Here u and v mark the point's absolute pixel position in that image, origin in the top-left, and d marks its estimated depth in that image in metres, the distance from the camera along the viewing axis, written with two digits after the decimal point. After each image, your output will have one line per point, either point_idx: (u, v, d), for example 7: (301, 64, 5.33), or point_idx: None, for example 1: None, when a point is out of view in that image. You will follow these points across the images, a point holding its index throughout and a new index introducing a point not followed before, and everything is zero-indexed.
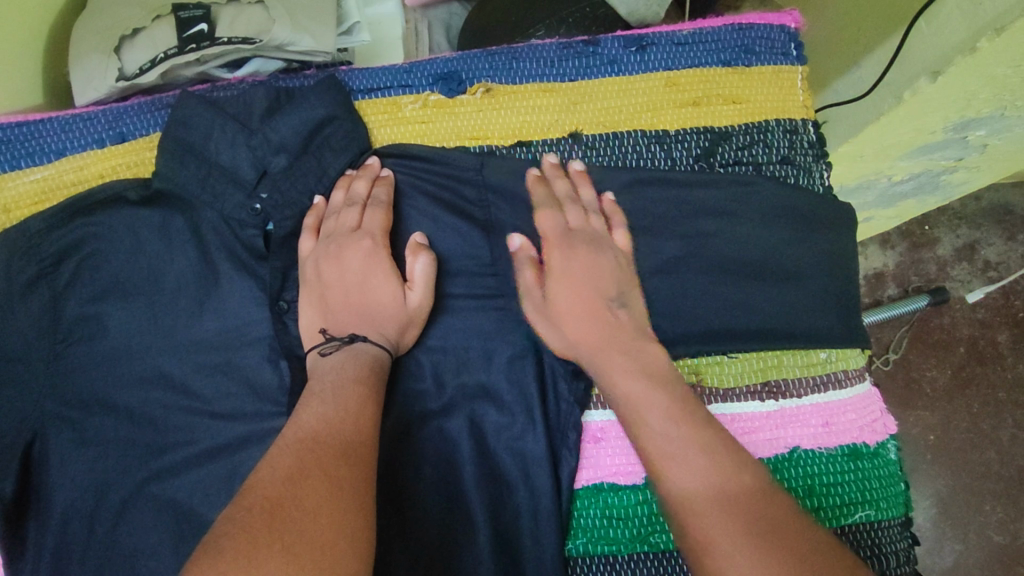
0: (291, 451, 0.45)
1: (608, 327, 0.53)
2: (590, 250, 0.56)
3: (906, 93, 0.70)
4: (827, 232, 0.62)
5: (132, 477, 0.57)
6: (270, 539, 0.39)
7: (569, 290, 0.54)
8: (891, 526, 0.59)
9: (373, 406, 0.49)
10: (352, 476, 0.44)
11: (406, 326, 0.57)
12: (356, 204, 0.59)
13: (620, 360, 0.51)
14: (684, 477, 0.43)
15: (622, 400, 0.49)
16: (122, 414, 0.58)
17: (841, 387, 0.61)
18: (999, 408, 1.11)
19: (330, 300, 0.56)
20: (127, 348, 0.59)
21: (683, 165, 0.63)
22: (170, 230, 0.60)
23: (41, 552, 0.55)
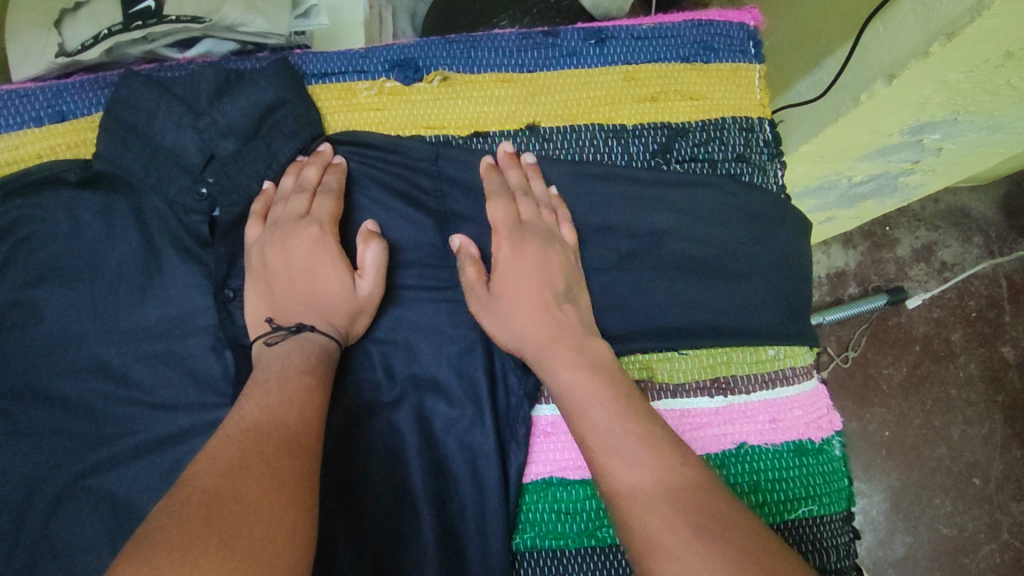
0: (233, 443, 0.43)
1: (559, 322, 0.53)
2: (539, 244, 0.55)
3: (863, 95, 0.71)
4: (781, 230, 0.63)
5: (66, 469, 0.54)
6: (207, 532, 0.37)
7: (519, 280, 0.54)
8: (832, 521, 0.60)
9: (319, 399, 0.49)
10: (295, 470, 0.43)
11: (356, 316, 0.55)
12: (305, 190, 0.57)
13: (568, 354, 0.51)
14: (635, 479, 0.42)
15: (561, 392, 0.49)
16: (57, 404, 0.55)
17: (788, 384, 0.62)
18: (951, 405, 1.14)
19: (276, 288, 0.55)
20: (63, 335, 0.57)
21: (640, 161, 0.63)
22: (112, 213, 0.58)
23: None
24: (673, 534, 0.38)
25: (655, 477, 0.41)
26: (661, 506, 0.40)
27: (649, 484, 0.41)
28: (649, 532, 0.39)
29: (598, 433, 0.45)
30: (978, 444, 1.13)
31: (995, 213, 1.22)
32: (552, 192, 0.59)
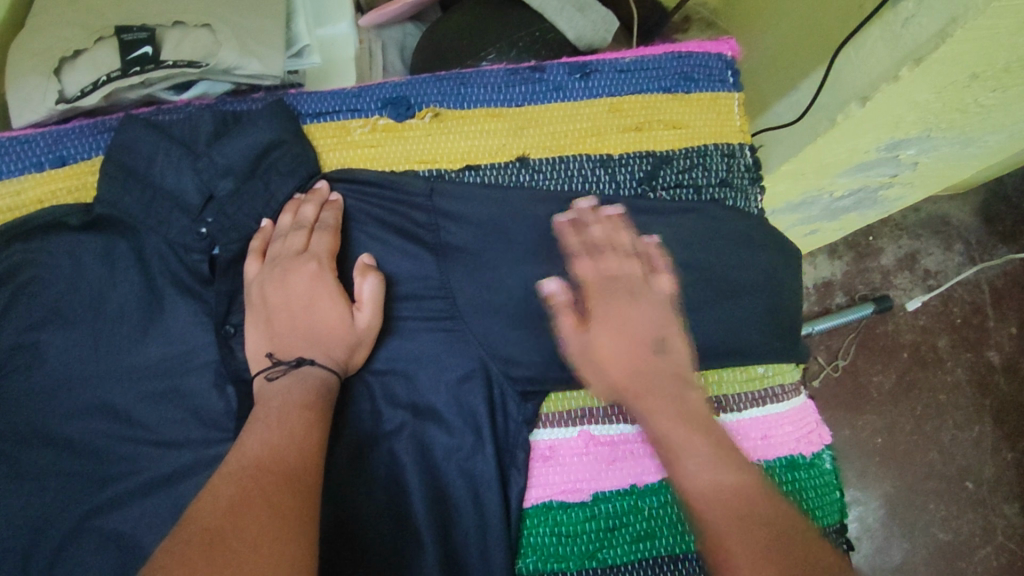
0: (235, 480, 0.44)
1: (631, 360, 0.52)
2: (630, 296, 0.55)
3: (839, 117, 0.74)
4: (764, 251, 0.65)
5: (72, 509, 0.55)
6: (207, 570, 0.39)
7: (616, 338, 0.53)
8: (827, 534, 0.60)
9: (318, 432, 0.50)
10: (295, 507, 0.44)
11: (355, 347, 0.57)
12: (303, 226, 0.59)
13: (669, 404, 0.49)
14: (697, 480, 0.45)
15: (658, 437, 0.49)
16: (60, 446, 0.56)
17: (778, 401, 0.63)
18: (940, 409, 1.16)
19: (278, 324, 0.56)
20: (65, 376, 0.57)
21: (627, 188, 0.65)
22: (113, 255, 0.59)
23: None
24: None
25: (728, 495, 0.44)
26: (717, 508, 0.43)
27: (721, 515, 0.43)
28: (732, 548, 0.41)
29: (686, 467, 0.46)
30: (968, 447, 1.15)
31: (974, 220, 1.25)
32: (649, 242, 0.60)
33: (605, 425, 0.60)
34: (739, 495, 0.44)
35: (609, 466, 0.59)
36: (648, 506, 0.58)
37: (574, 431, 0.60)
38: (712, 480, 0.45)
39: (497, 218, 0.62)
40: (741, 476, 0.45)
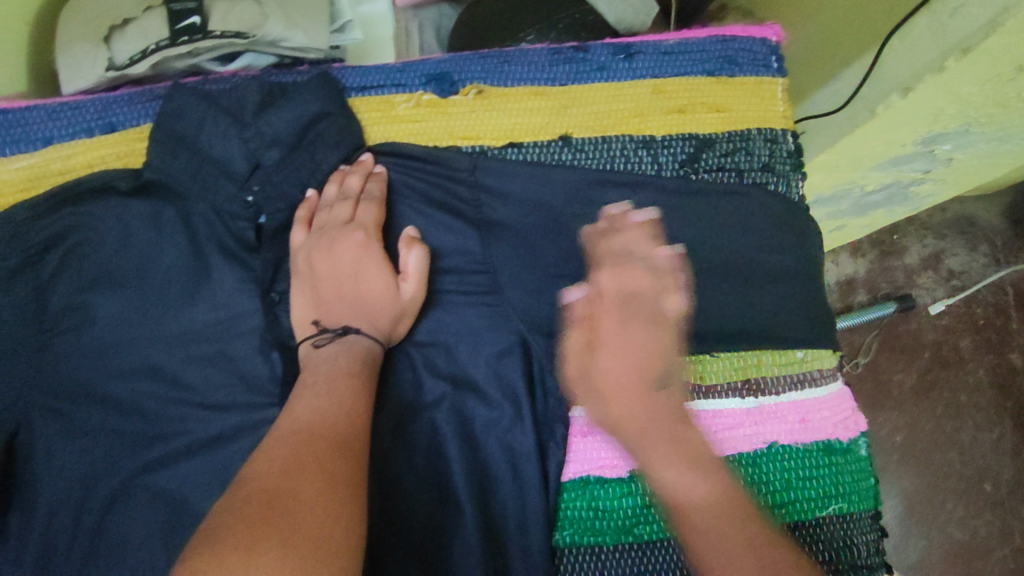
0: (288, 444, 0.45)
1: (652, 410, 0.50)
2: (643, 322, 0.53)
3: (879, 108, 0.74)
4: (802, 238, 0.64)
5: (121, 468, 0.56)
6: (268, 530, 0.39)
7: (623, 364, 0.51)
8: (862, 519, 0.59)
9: (366, 399, 0.50)
10: (348, 472, 0.45)
11: (399, 318, 0.57)
12: (349, 197, 0.60)
13: (670, 454, 0.48)
14: (697, 491, 0.46)
15: (670, 491, 0.47)
16: (108, 405, 0.57)
17: (815, 387, 0.62)
18: (961, 409, 1.16)
19: (326, 292, 0.57)
20: (113, 338, 0.58)
21: (669, 170, 0.65)
22: (160, 220, 0.60)
23: (26, 545, 0.54)
24: None
25: (727, 505, 0.45)
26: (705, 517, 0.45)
27: (717, 525, 0.44)
28: None
29: (674, 475, 0.47)
30: (988, 448, 1.14)
31: (1002, 222, 1.23)
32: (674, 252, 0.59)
33: None
34: (737, 518, 0.45)
35: None
36: None
37: None
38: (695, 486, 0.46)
39: (540, 196, 0.62)
40: (791, 553, 0.43)
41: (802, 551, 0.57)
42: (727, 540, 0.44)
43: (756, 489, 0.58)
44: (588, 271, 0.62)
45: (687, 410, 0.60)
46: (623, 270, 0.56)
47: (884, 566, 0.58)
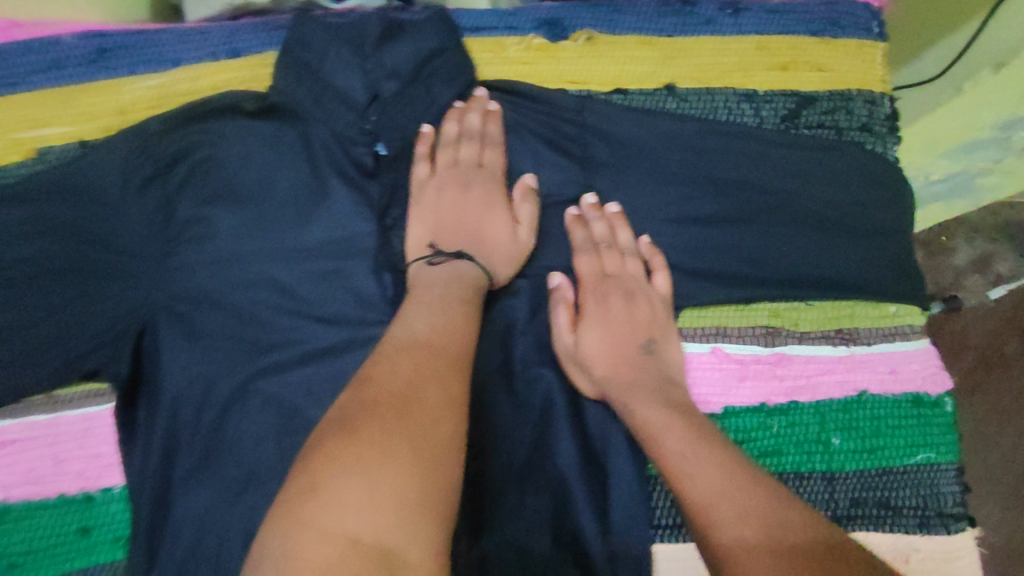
0: (410, 355, 0.48)
1: (618, 357, 0.58)
2: (621, 297, 0.61)
3: (967, 85, 0.77)
4: (897, 198, 0.65)
5: (239, 373, 0.59)
6: (395, 427, 0.42)
7: (599, 331, 0.59)
8: (949, 470, 0.60)
9: (476, 329, 0.53)
10: (462, 390, 0.47)
11: (509, 260, 0.61)
12: (474, 136, 0.63)
13: (646, 397, 0.55)
14: (699, 476, 0.47)
15: (641, 429, 0.53)
16: (229, 311, 0.60)
17: (906, 340, 0.63)
18: (1003, 415, 1.01)
19: (445, 226, 0.61)
20: (233, 250, 0.61)
21: (770, 124, 0.66)
22: (281, 142, 0.63)
23: (152, 432, 0.57)
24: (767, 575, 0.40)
25: (732, 487, 0.46)
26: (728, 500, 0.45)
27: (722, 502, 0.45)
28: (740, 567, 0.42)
29: (670, 444, 0.50)
30: None
31: None
32: (644, 241, 0.63)
33: (736, 344, 0.62)
34: (728, 488, 0.46)
35: (737, 384, 0.61)
36: (777, 424, 0.60)
37: (707, 347, 0.62)
38: (705, 473, 0.47)
39: (646, 140, 0.64)
40: (716, 477, 0.47)
41: (888, 496, 0.59)
42: (700, 458, 0.49)
43: (845, 434, 0.60)
44: (687, 216, 0.63)
45: (781, 353, 0.62)
46: (577, 254, 0.62)
47: (969, 518, 0.59)
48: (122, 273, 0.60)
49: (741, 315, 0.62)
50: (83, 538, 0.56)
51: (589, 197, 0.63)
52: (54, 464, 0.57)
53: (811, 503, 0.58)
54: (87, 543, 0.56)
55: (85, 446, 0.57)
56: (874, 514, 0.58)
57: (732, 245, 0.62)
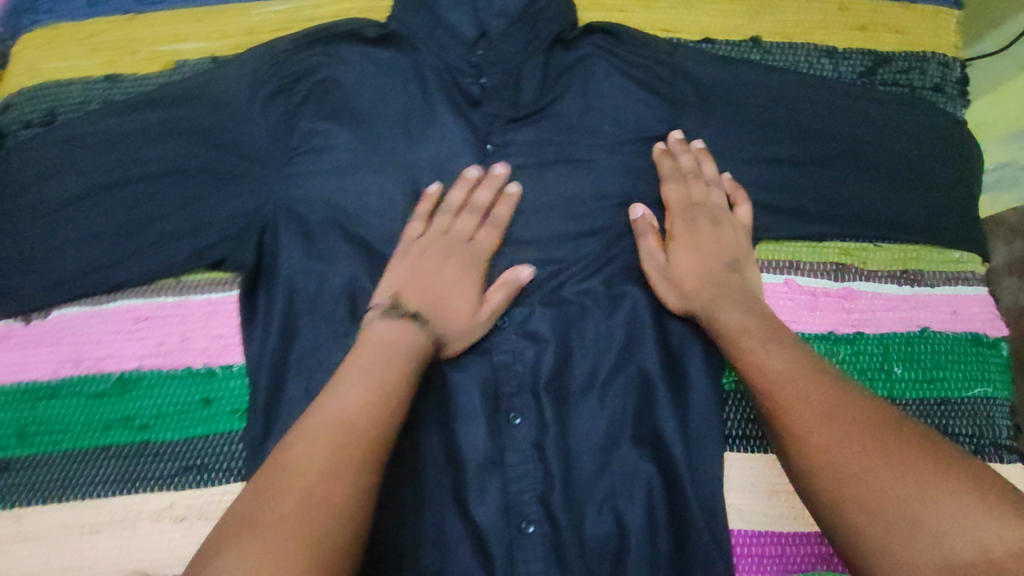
0: (324, 433, 0.47)
1: (705, 272, 0.62)
2: (708, 221, 0.65)
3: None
4: (965, 155, 0.69)
5: (348, 273, 0.64)
6: (260, 523, 0.42)
7: (686, 251, 0.64)
8: (1003, 405, 0.64)
9: (397, 404, 0.51)
10: (362, 479, 0.46)
11: (469, 335, 0.62)
12: (478, 211, 0.66)
13: (728, 303, 0.59)
14: (773, 368, 0.51)
15: (723, 332, 0.57)
16: (341, 216, 0.65)
17: (968, 284, 0.67)
18: None
19: (458, 273, 0.63)
20: (345, 162, 0.66)
21: (848, 79, 0.70)
22: (396, 67, 0.68)
23: (270, 316, 0.62)
24: (835, 450, 0.44)
25: (803, 375, 0.50)
26: (796, 386, 0.49)
27: (794, 386, 0.49)
28: (812, 439, 0.46)
29: (747, 342, 0.55)
30: None
31: None
32: (728, 176, 0.67)
33: (808, 277, 0.67)
34: (799, 374, 0.50)
35: (808, 312, 0.66)
36: (845, 352, 0.64)
37: (781, 278, 0.66)
38: (777, 366, 0.51)
39: (731, 87, 0.68)
40: (791, 366, 0.51)
41: (949, 424, 0.63)
42: (778, 352, 0.53)
43: (909, 364, 0.64)
44: (766, 157, 0.67)
45: (850, 288, 0.66)
46: (665, 183, 0.67)
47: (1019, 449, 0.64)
48: (245, 177, 0.65)
49: (814, 251, 0.68)
50: (204, 409, 0.61)
51: (676, 133, 0.68)
52: (181, 340, 0.63)
53: None
54: (207, 414, 0.61)
55: (209, 327, 0.63)
56: None
57: (808, 186, 0.66)
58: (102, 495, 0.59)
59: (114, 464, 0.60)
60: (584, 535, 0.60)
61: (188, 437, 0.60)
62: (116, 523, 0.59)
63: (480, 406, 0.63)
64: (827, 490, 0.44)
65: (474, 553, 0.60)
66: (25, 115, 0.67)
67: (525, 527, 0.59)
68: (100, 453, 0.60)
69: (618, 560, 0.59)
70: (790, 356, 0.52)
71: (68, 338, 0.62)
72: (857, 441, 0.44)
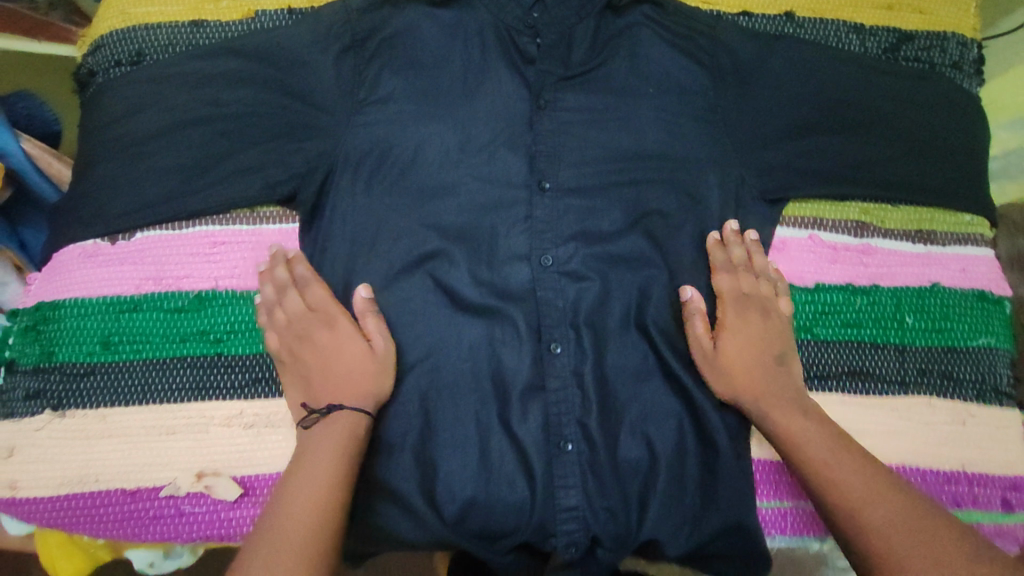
0: (267, 544, 0.51)
1: (756, 369, 0.65)
2: (759, 311, 0.68)
3: None
4: (979, 128, 0.75)
5: (408, 215, 0.70)
6: None
7: (737, 338, 0.66)
8: (1004, 355, 0.70)
9: (338, 492, 0.56)
10: (320, 541, 0.52)
11: (381, 377, 0.64)
12: (297, 283, 0.66)
13: (782, 407, 0.63)
14: (814, 437, 0.60)
15: (781, 434, 0.62)
16: (402, 162, 0.71)
17: (978, 246, 0.73)
18: None
19: (331, 338, 0.64)
20: (407, 112, 0.71)
21: (873, 53, 0.76)
22: (457, 27, 0.74)
23: (336, 253, 0.70)
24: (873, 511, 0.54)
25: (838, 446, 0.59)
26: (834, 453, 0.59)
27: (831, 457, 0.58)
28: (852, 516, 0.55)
29: (797, 421, 0.61)
30: None
31: None
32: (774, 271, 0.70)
33: (831, 233, 0.72)
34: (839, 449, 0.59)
35: (829, 265, 0.71)
36: (861, 301, 0.70)
37: (805, 233, 0.72)
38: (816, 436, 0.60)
39: (768, 60, 0.73)
40: (829, 441, 0.60)
41: (954, 369, 0.69)
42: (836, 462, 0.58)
43: (920, 315, 0.70)
44: (800, 123, 0.72)
45: (868, 244, 0.72)
46: (717, 274, 0.68)
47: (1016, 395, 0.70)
48: (314, 121, 0.70)
49: (836, 210, 0.73)
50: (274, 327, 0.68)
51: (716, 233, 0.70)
52: (253, 264, 0.70)
53: (884, 366, 0.69)
54: None
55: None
56: (936, 382, 0.69)
57: (835, 151, 0.71)
58: (179, 400, 0.65)
59: (190, 374, 0.65)
60: (617, 455, 0.66)
61: (258, 351, 0.66)
62: (191, 427, 0.64)
63: (526, 336, 0.68)
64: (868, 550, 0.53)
65: (516, 468, 0.66)
66: (114, 55, 0.73)
67: (564, 444, 0.65)
68: (178, 363, 0.66)
69: (648, 477, 0.66)
70: (826, 434, 0.61)
71: (150, 258, 0.68)
72: (886, 505, 0.54)
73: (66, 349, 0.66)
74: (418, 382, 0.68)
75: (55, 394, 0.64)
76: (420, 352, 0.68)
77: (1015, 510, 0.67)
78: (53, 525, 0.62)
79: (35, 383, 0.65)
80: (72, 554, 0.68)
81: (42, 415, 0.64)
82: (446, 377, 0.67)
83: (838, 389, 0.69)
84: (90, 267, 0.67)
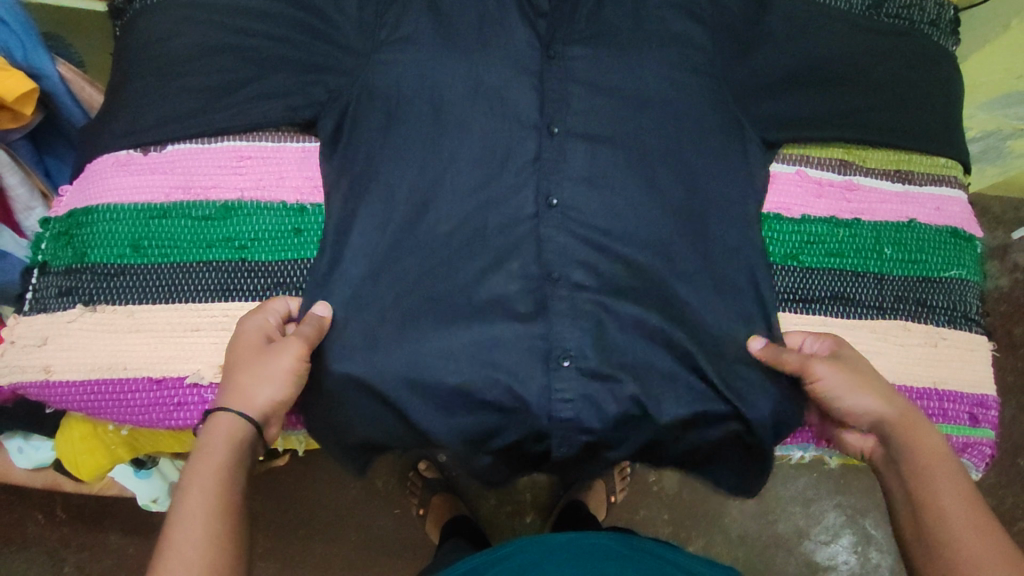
0: (180, 499, 0.58)
1: (901, 413, 0.66)
2: (875, 374, 0.69)
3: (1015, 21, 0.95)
4: (950, 80, 0.81)
5: (419, 147, 0.73)
6: (163, 551, 0.55)
7: (859, 376, 0.68)
8: (974, 285, 0.78)
9: (239, 462, 0.61)
10: (221, 496, 0.58)
11: (264, 383, 0.64)
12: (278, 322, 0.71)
13: (924, 445, 0.64)
14: (930, 453, 0.64)
15: (915, 460, 0.64)
16: (414, 97, 0.74)
17: (952, 187, 0.80)
18: (1007, 389, 1.19)
19: (248, 346, 0.66)
20: (421, 50, 0.74)
21: (856, 9, 0.80)
22: None
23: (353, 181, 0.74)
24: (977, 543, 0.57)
25: (950, 476, 0.62)
26: (944, 481, 0.62)
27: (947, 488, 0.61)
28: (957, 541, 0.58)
29: (927, 449, 0.64)
30: None
31: None
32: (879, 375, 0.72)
33: (816, 169, 0.79)
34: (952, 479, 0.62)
35: (815, 199, 0.78)
36: (843, 233, 0.78)
37: (793, 168, 0.79)
38: (936, 461, 0.63)
39: (763, 16, 0.78)
40: (951, 473, 0.62)
41: (928, 297, 0.77)
42: (952, 493, 0.61)
43: (897, 247, 0.77)
44: (789, 74, 0.77)
45: (851, 180, 0.79)
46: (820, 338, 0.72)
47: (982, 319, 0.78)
48: (335, 58, 0.74)
49: (822, 149, 0.80)
50: (295, 236, 0.75)
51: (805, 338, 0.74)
52: (276, 177, 0.76)
53: (863, 292, 0.77)
54: (297, 241, 0.75)
55: (301, 170, 0.76)
56: (912, 308, 0.76)
57: (819, 101, 0.77)
58: (205, 300, 0.72)
59: (215, 275, 0.73)
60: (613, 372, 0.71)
61: (277, 301, 0.71)
62: (214, 324, 0.71)
63: (530, 260, 0.72)
64: (948, 547, 0.58)
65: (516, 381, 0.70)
66: None
67: (563, 360, 0.70)
68: (203, 266, 0.73)
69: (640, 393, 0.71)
70: (950, 472, 0.62)
71: (180, 168, 0.75)
72: (991, 549, 0.57)
73: (97, 251, 0.72)
74: (429, 299, 0.72)
75: (86, 290, 0.71)
76: (430, 272, 0.72)
77: (979, 425, 0.75)
78: (83, 408, 0.70)
79: (67, 282, 0.72)
80: (94, 449, 0.74)
81: (75, 308, 0.71)
82: (456, 298, 0.72)
83: (823, 311, 0.76)
84: (122, 177, 0.74)
